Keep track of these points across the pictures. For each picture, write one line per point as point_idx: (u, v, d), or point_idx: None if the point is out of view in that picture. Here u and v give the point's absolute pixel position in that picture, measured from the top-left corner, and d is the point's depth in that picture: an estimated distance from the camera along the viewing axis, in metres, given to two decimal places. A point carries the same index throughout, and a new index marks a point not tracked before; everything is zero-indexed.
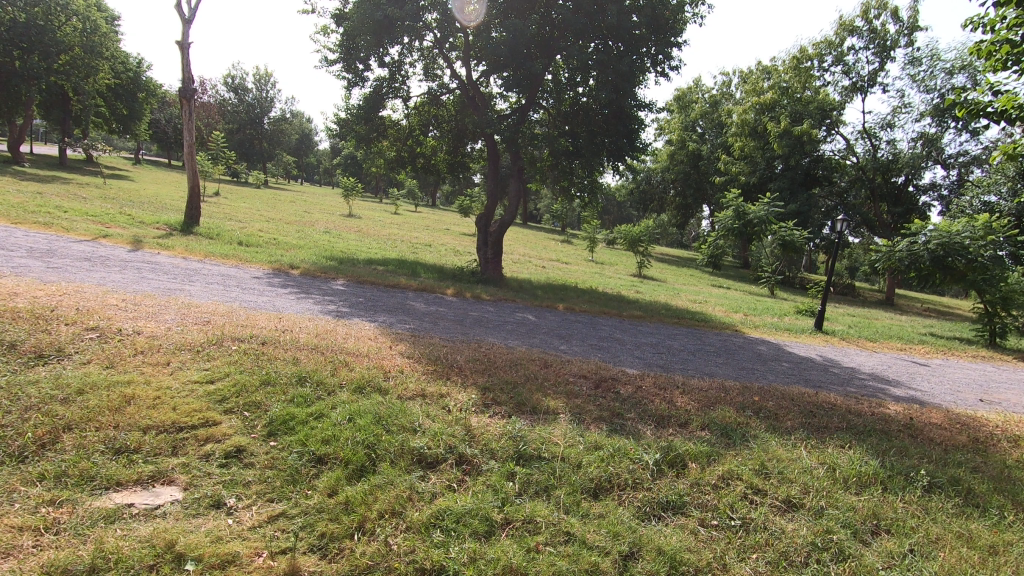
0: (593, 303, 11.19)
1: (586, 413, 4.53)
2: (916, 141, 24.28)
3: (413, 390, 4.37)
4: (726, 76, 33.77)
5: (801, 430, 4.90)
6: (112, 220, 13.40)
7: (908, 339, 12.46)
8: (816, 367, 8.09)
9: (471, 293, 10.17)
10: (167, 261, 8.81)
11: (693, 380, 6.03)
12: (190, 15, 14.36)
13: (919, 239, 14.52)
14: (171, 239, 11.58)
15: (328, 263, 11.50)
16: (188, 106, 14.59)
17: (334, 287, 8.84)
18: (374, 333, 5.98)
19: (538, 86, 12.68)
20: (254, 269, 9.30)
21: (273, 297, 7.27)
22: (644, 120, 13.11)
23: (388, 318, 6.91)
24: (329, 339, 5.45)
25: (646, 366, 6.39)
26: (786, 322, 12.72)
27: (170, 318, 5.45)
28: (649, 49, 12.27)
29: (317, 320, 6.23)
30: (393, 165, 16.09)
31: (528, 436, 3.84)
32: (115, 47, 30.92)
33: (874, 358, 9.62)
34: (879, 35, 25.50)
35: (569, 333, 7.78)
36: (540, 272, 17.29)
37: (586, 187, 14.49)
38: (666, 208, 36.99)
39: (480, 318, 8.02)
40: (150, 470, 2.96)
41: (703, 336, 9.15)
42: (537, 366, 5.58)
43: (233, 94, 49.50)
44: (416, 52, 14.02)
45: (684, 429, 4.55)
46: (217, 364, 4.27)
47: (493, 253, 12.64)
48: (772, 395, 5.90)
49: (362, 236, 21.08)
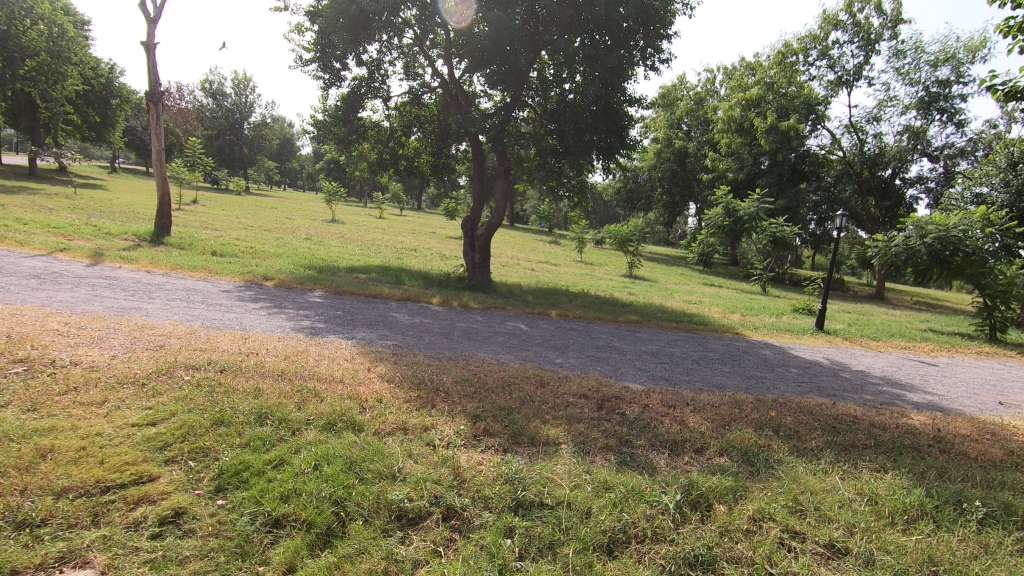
0: (586, 308, 10.66)
1: (590, 442, 4.00)
2: (902, 134, 24.14)
3: (393, 422, 3.81)
4: (711, 73, 33.49)
5: (829, 452, 4.41)
6: (76, 232, 12.63)
7: (910, 337, 12.09)
8: (826, 372, 7.62)
9: (457, 301, 9.61)
10: (128, 275, 8.15)
11: (702, 394, 5.53)
12: (155, 14, 13.65)
13: (915, 234, 14.19)
14: (137, 251, 10.88)
15: (306, 272, 10.87)
16: (155, 111, 13.85)
17: (311, 299, 8.23)
18: (351, 352, 5.40)
19: (523, 83, 12.13)
20: (224, 282, 8.66)
21: (241, 314, 6.66)
22: (634, 116, 12.68)
23: (368, 334, 6.32)
24: (299, 362, 4.85)
25: (650, 380, 5.87)
26: (785, 321, 12.30)
27: (116, 344, 4.82)
28: (637, 43, 11.86)
29: (288, 339, 5.63)
30: (374, 168, 15.44)
31: (527, 478, 3.29)
32: (83, 53, 29.87)
33: (880, 359, 9.20)
34: (863, 28, 25.30)
35: (564, 344, 7.26)
36: (529, 275, 16.78)
37: (575, 187, 14.02)
38: (653, 206, 36.55)
39: (469, 329, 7.47)
40: (58, 550, 2.37)
41: (705, 341, 8.65)
42: (533, 386, 5.04)
43: (211, 99, 48.41)
44: (396, 49, 13.45)
45: (701, 458, 4.05)
46: (162, 401, 3.67)
47: (481, 257, 12.05)
48: (790, 408, 5.42)
49: (345, 242, 20.40)
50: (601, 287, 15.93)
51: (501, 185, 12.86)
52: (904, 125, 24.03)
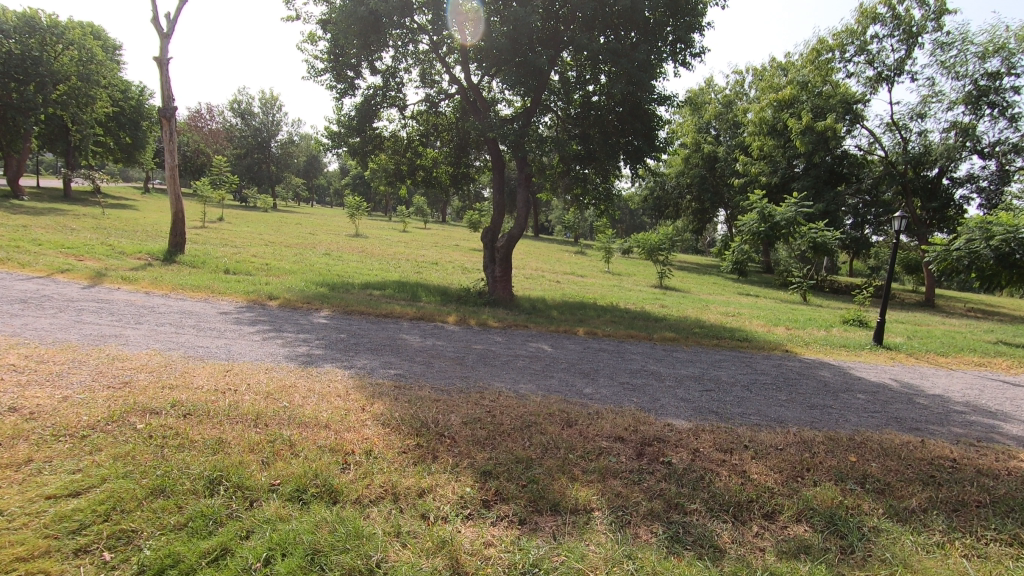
0: (616, 324, 9.77)
1: (629, 507, 3.15)
2: (949, 131, 22.45)
3: (381, 485, 3.05)
4: (739, 74, 32.40)
5: (938, 516, 3.46)
6: (89, 253, 12.36)
7: (981, 351, 10.84)
8: (899, 399, 6.56)
9: (476, 319, 8.85)
10: (122, 297, 7.62)
11: (762, 433, 4.60)
12: (169, 28, 13.38)
13: (979, 236, 12.89)
14: (145, 272, 10.48)
15: (317, 290, 10.27)
16: (168, 127, 13.53)
17: (315, 320, 7.57)
18: (346, 388, 4.64)
19: (544, 86, 11.37)
20: (224, 303, 8.07)
21: (233, 339, 6.00)
22: (664, 117, 11.78)
23: (370, 362, 5.58)
24: (280, 403, 4.10)
25: (696, 415, 4.96)
26: (838, 336, 11.17)
27: (73, 383, 4.15)
28: (667, 38, 10.95)
29: (276, 372, 4.89)
30: (391, 180, 14.85)
31: (550, 572, 2.49)
32: (112, 75, 30.31)
33: (955, 379, 8.05)
34: (904, 21, 23.96)
35: (594, 369, 6.39)
36: (555, 288, 16.04)
37: (601, 195, 13.20)
38: (682, 214, 35.36)
39: (486, 353, 6.66)
40: None
41: (753, 362, 7.65)
42: (558, 428, 4.20)
43: (239, 118, 49.04)
44: (411, 56, 12.94)
45: (774, 528, 3.18)
46: (96, 462, 2.97)
47: (502, 270, 11.28)
48: (871, 451, 4.45)
49: (365, 256, 19.91)
50: (630, 299, 15.02)
51: (524, 193, 12.05)
52: (950, 122, 22.35)
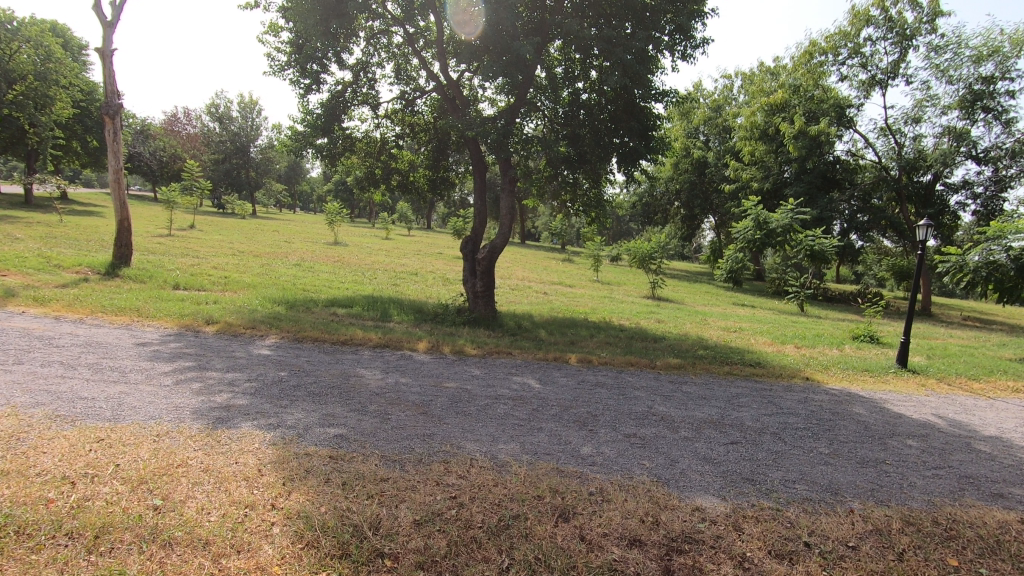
0: (613, 348, 8.61)
1: None
2: (942, 135, 21.60)
3: None
4: (728, 78, 31.73)
5: None
6: (17, 266, 10.93)
7: (1010, 373, 9.83)
8: (959, 447, 5.41)
9: (451, 344, 7.61)
10: (19, 326, 6.28)
11: (823, 518, 3.42)
12: (113, 17, 12.05)
13: (997, 244, 11.93)
14: (72, 289, 9.13)
15: (271, 311, 8.97)
16: (112, 126, 12.14)
17: (255, 352, 6.29)
18: (258, 465, 3.37)
19: (530, 80, 10.22)
20: (148, 330, 6.75)
21: (134, 385, 4.69)
22: (661, 116, 10.65)
23: (307, 417, 4.31)
24: (153, 499, 2.85)
25: (731, 488, 3.79)
26: (854, 357, 10.09)
27: None
28: (665, 28, 9.76)
29: (170, 440, 3.62)
30: (363, 184, 13.59)
31: None
32: (73, 75, 28.27)
33: (1003, 414, 6.97)
34: (896, 23, 23.31)
35: (592, 415, 5.18)
36: (541, 301, 14.91)
37: (591, 201, 12.04)
38: (672, 220, 34.52)
39: (460, 395, 5.42)
40: None
41: (776, 398, 6.49)
42: (550, 525, 3.01)
43: (217, 123, 46.80)
44: (384, 49, 11.81)
45: None
46: None
47: (483, 285, 10.07)
48: (971, 546, 3.31)
49: (338, 267, 18.56)
50: (622, 313, 13.89)
51: (507, 199, 10.81)
52: (944, 126, 21.49)
